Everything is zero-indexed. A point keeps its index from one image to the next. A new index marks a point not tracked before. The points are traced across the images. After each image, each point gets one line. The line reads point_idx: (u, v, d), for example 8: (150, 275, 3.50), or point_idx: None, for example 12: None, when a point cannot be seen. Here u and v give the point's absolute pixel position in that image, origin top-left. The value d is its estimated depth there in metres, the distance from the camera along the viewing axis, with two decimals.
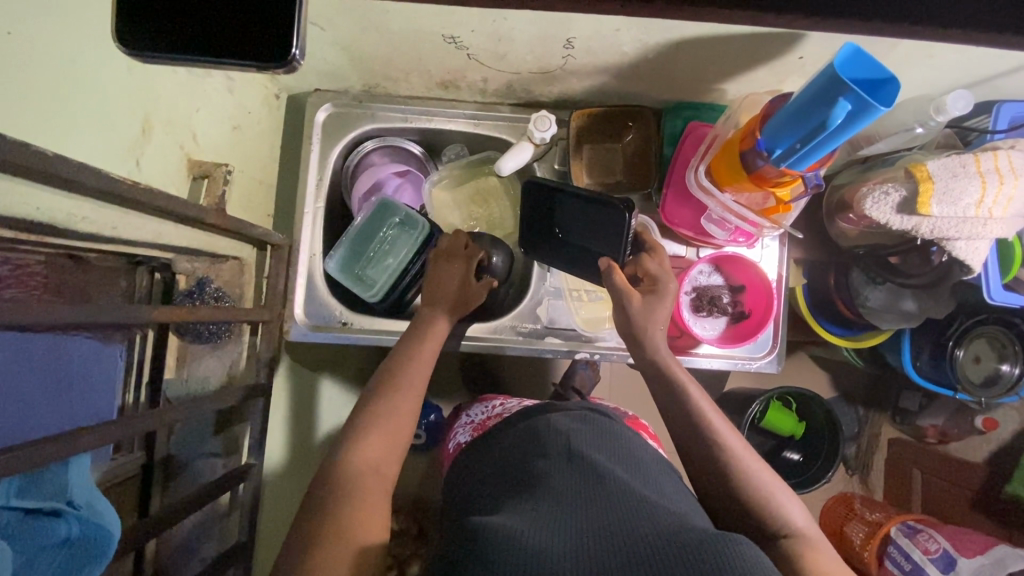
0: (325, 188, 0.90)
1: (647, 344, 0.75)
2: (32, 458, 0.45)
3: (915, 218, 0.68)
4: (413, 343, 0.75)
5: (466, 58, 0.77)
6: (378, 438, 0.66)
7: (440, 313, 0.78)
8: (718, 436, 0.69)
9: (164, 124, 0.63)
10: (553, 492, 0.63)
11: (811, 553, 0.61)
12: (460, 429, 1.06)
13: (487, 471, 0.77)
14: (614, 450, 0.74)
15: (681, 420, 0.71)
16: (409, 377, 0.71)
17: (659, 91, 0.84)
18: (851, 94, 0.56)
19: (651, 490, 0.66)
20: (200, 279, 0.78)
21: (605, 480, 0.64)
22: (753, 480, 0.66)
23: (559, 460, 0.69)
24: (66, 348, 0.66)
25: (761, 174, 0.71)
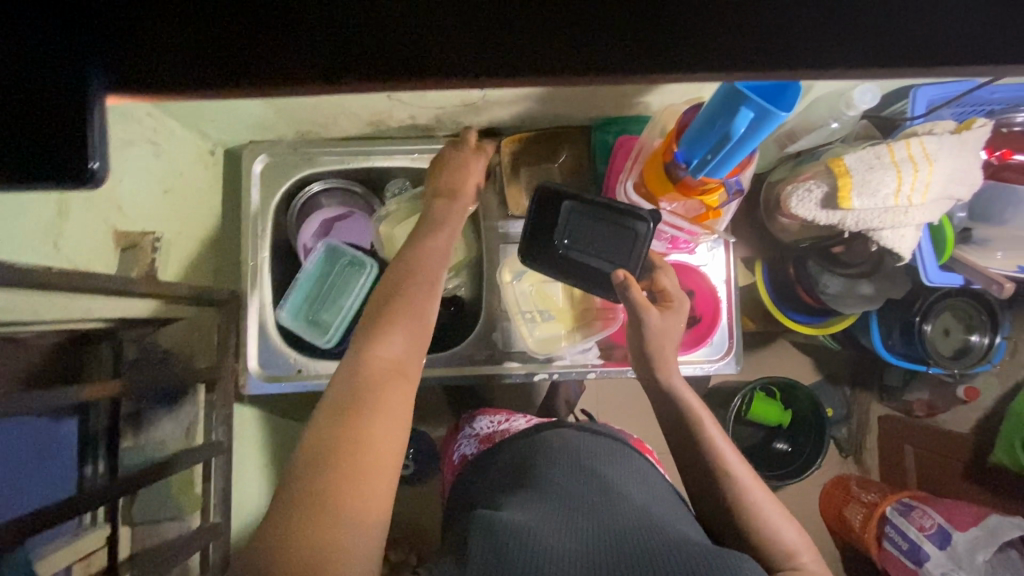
0: (269, 237, 0.90)
1: (664, 365, 0.77)
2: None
3: (839, 213, 0.69)
4: (410, 272, 0.69)
5: (387, 98, 0.78)
6: (391, 387, 0.61)
7: (438, 233, 0.73)
8: (723, 464, 0.70)
9: (84, 202, 0.63)
10: (565, 504, 0.67)
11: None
12: (464, 440, 1.04)
13: (487, 494, 0.79)
14: (623, 466, 0.77)
15: (689, 445, 0.74)
16: (406, 311, 0.66)
17: (585, 109, 0.84)
18: (751, 103, 0.56)
19: (654, 504, 0.70)
20: (147, 345, 0.78)
21: (614, 496, 0.68)
22: (754, 506, 0.67)
23: (573, 475, 0.72)
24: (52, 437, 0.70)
25: (685, 184, 0.72)
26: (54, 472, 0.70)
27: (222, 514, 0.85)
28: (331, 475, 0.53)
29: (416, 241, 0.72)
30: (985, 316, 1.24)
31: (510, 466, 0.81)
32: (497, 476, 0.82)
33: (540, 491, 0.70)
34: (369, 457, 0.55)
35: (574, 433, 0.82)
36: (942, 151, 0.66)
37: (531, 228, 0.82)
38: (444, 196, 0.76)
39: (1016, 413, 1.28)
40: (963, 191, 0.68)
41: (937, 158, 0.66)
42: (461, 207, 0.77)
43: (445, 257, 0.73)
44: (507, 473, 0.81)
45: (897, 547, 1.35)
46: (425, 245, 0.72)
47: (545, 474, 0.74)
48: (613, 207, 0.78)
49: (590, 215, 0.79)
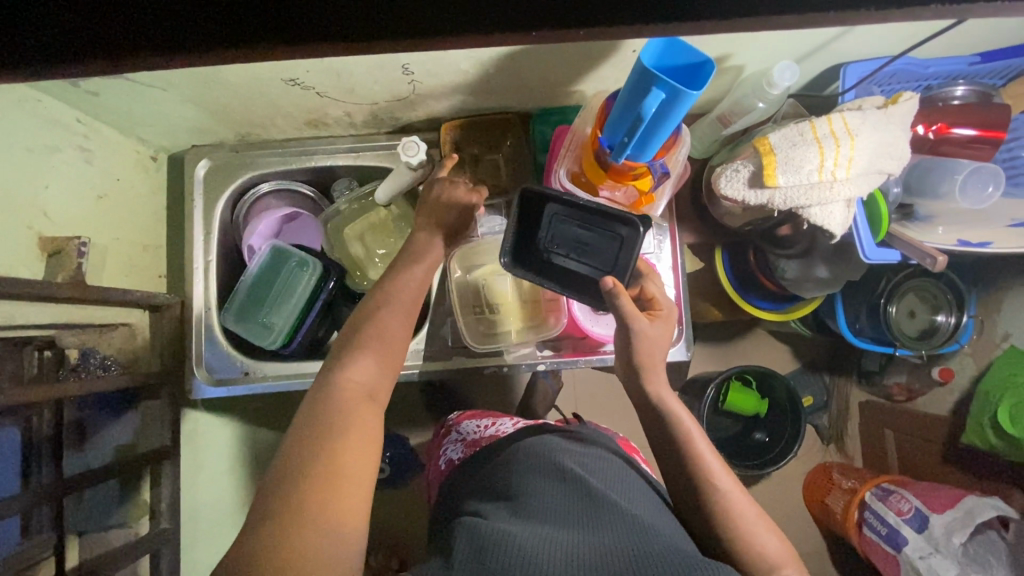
0: (215, 241, 0.90)
1: (651, 375, 0.75)
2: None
3: (766, 191, 0.68)
4: (388, 302, 0.67)
5: (318, 97, 0.78)
6: (359, 418, 0.58)
7: (422, 266, 0.70)
8: (707, 475, 0.69)
9: (3, 209, 0.63)
10: (553, 520, 0.65)
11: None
12: (450, 445, 0.98)
13: (469, 502, 0.76)
14: (610, 473, 0.74)
15: (675, 455, 0.72)
16: (372, 346, 0.63)
17: (523, 100, 0.84)
18: (662, 84, 0.56)
19: (642, 509, 0.67)
20: (87, 349, 0.78)
21: (602, 505, 0.66)
22: (733, 515, 0.67)
23: (559, 489, 0.69)
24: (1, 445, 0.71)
25: (614, 168, 0.71)
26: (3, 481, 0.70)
27: (172, 520, 0.85)
28: (302, 491, 0.51)
29: (394, 273, 0.70)
30: (951, 297, 1.22)
31: (491, 478, 0.77)
32: (480, 487, 0.78)
33: (526, 509, 0.67)
34: (335, 480, 0.53)
35: (557, 443, 0.78)
36: (864, 127, 0.66)
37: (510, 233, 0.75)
38: (424, 228, 0.73)
39: (985, 393, 1.27)
40: (891, 166, 0.68)
41: (858, 133, 0.66)
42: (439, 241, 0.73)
43: (419, 293, 0.70)
44: (488, 486, 0.76)
45: (876, 532, 1.32)
46: (410, 279, 0.69)
47: (530, 489, 0.70)
48: (600, 210, 0.73)
49: (576, 219, 0.74)
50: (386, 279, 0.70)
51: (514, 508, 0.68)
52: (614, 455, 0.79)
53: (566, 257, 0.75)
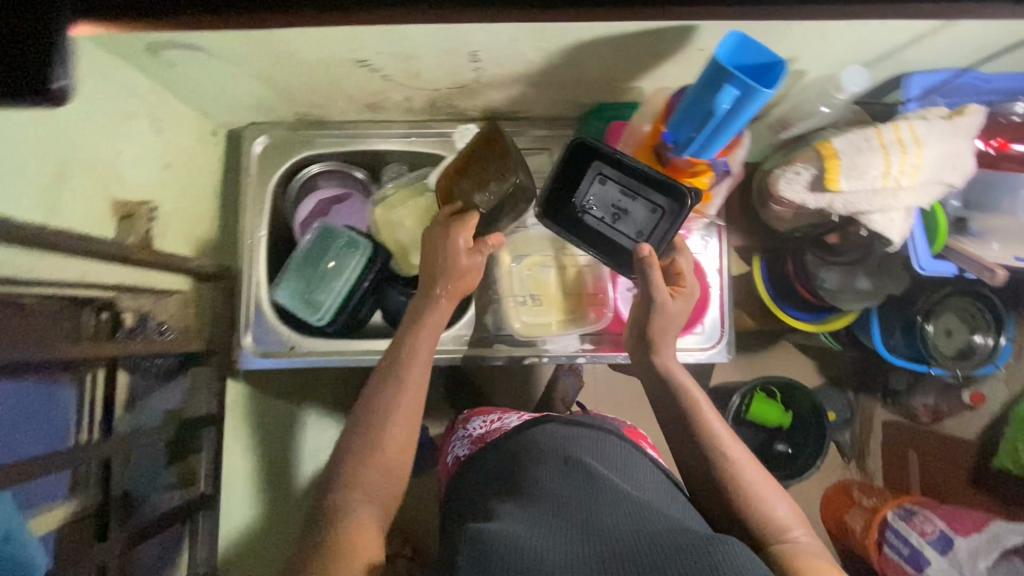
0: (267, 217, 0.92)
1: (663, 350, 0.75)
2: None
3: (827, 196, 0.68)
4: (398, 384, 0.68)
5: (382, 80, 0.79)
6: (361, 504, 0.63)
7: (427, 343, 0.71)
8: (717, 443, 0.69)
9: (83, 170, 0.65)
10: (558, 509, 0.61)
11: (799, 556, 0.61)
12: (459, 443, 0.99)
13: (474, 486, 0.75)
14: (613, 458, 0.71)
15: (683, 433, 0.72)
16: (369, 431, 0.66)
17: (581, 94, 0.85)
18: (736, 81, 0.57)
19: (650, 497, 0.65)
20: (145, 314, 0.80)
21: (608, 493, 0.63)
22: (745, 487, 0.66)
23: (560, 475, 0.66)
24: (57, 400, 0.74)
25: (674, 165, 0.72)
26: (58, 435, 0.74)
27: (214, 485, 0.87)
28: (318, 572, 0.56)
29: (409, 343, 0.71)
30: (989, 317, 1.21)
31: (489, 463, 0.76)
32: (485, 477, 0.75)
33: (526, 496, 0.65)
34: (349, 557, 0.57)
35: (555, 430, 0.74)
36: (932, 136, 0.66)
37: (550, 180, 0.76)
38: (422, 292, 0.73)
39: None
40: (954, 178, 0.68)
41: (926, 142, 0.66)
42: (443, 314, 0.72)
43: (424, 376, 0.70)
44: (490, 475, 0.74)
45: (896, 554, 1.25)
46: (417, 357, 0.70)
47: (530, 477, 0.67)
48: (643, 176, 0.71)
49: (618, 182, 0.72)
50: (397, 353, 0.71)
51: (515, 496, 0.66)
52: (616, 435, 0.75)
53: (601, 219, 0.74)
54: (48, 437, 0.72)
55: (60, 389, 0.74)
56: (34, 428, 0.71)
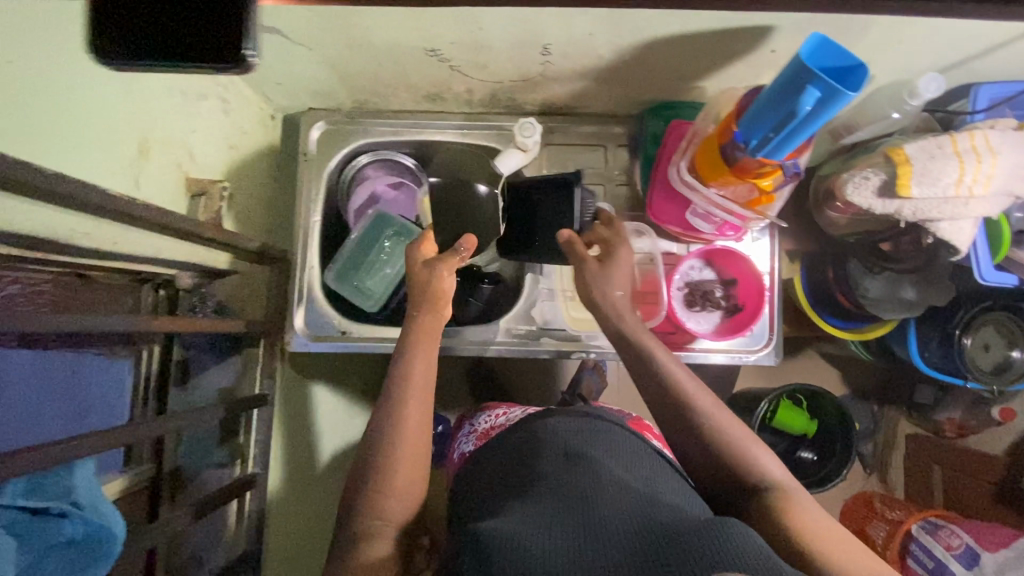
0: (321, 203, 0.92)
1: (613, 310, 0.75)
2: (60, 451, 0.47)
3: (896, 202, 0.69)
4: (397, 409, 0.67)
5: (449, 70, 0.80)
6: (381, 528, 0.63)
7: (421, 364, 0.70)
8: (689, 402, 0.66)
9: (162, 146, 0.66)
10: (552, 497, 0.55)
11: (790, 506, 0.58)
12: (465, 438, 0.98)
13: (472, 492, 0.68)
14: (614, 447, 0.65)
15: (661, 400, 0.67)
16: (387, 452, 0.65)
17: (643, 91, 0.85)
18: (819, 82, 0.57)
19: (654, 487, 0.59)
20: (204, 294, 0.83)
21: (603, 482, 0.57)
22: (731, 444, 0.64)
23: (558, 467, 0.60)
24: (81, 375, 0.71)
25: (741, 166, 0.72)
26: (89, 409, 0.72)
27: (262, 466, 0.87)
28: None
29: (402, 370, 0.69)
30: None
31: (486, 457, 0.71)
32: (487, 474, 0.69)
33: (521, 489, 0.60)
34: None
35: (554, 420, 0.69)
36: (1007, 146, 0.66)
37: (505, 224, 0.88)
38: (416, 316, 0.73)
39: None
40: None
41: (1000, 151, 0.66)
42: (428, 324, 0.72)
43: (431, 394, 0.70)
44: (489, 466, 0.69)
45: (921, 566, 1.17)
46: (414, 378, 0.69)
47: (531, 470, 0.62)
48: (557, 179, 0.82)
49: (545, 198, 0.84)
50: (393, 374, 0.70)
51: (512, 491, 0.60)
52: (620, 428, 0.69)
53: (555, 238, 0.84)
54: (76, 414, 0.70)
55: (85, 362, 0.72)
56: (62, 405, 0.68)
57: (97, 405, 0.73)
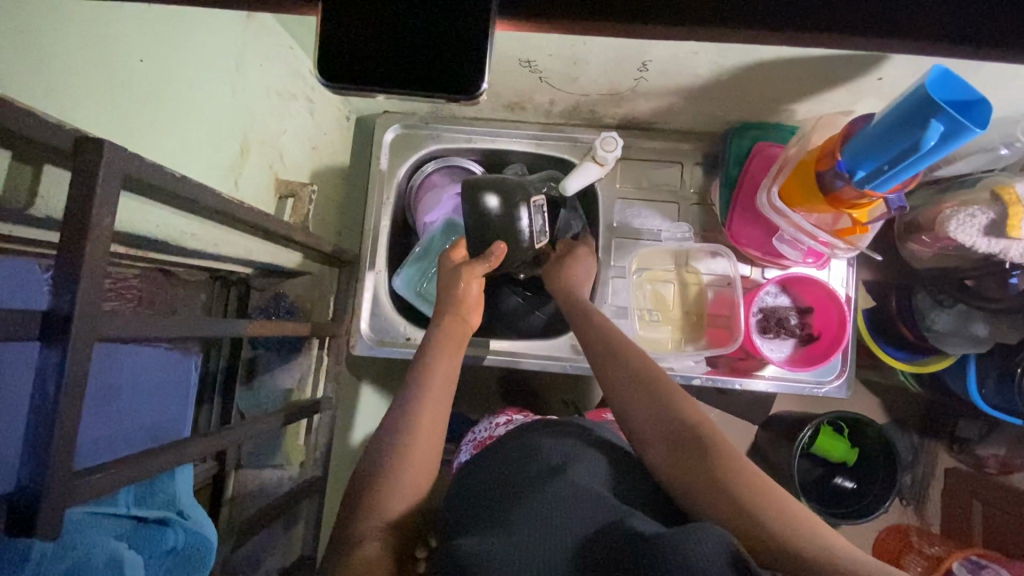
0: (391, 206, 0.91)
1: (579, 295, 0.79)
2: (174, 457, 0.47)
3: (1003, 241, 0.67)
4: (413, 409, 0.62)
5: (538, 81, 0.79)
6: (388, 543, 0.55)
7: (444, 363, 0.67)
8: (637, 356, 0.67)
9: (257, 145, 0.65)
10: (522, 507, 0.48)
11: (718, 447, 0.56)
12: (465, 446, 0.92)
13: (448, 506, 0.59)
14: (602, 464, 0.57)
15: (624, 368, 0.66)
16: (406, 460, 0.59)
17: (730, 111, 0.83)
18: (944, 116, 0.55)
19: (637, 509, 0.51)
20: (277, 294, 0.82)
21: (575, 493, 0.49)
22: (681, 408, 0.60)
23: (535, 479, 0.53)
24: (120, 361, 0.65)
25: (839, 195, 0.70)
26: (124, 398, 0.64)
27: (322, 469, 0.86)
28: None
29: (426, 365, 0.67)
30: None
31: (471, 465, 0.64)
32: (466, 483, 0.61)
33: (494, 502, 0.53)
34: None
35: (549, 433, 0.63)
36: None
37: None
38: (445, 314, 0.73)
39: None
40: None
41: None
42: (457, 322, 0.72)
43: (447, 390, 0.66)
44: (470, 475, 0.62)
45: None
46: (434, 376, 0.66)
47: (510, 481, 0.55)
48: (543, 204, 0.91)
49: None
50: (415, 372, 0.67)
51: (490, 501, 0.53)
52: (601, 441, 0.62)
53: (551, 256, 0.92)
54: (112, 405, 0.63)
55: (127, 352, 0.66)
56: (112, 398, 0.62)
57: (151, 399, 0.68)
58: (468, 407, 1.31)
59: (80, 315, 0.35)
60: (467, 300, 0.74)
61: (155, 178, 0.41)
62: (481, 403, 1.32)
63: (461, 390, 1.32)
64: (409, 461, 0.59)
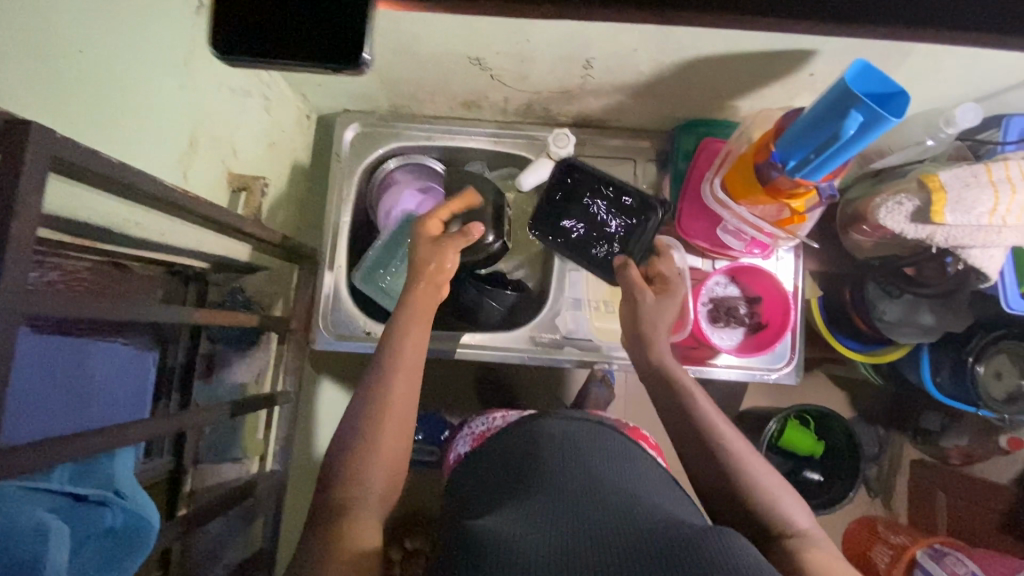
0: (351, 204, 0.92)
1: (653, 342, 0.70)
2: (119, 437, 0.48)
3: (929, 227, 0.70)
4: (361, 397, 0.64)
5: (489, 79, 0.81)
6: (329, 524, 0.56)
7: (410, 344, 0.66)
8: (715, 433, 0.62)
9: (209, 139, 0.67)
10: (544, 501, 0.50)
11: (807, 552, 0.53)
12: (461, 440, 0.91)
13: (464, 498, 0.61)
14: (618, 453, 0.60)
15: (685, 423, 0.64)
16: (350, 445, 0.60)
17: (677, 108, 0.86)
18: (863, 107, 0.57)
19: (657, 495, 0.54)
20: (235, 288, 0.84)
21: (594, 484, 0.53)
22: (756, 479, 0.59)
23: (549, 468, 0.56)
24: (89, 358, 0.67)
25: (776, 186, 0.73)
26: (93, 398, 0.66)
27: (281, 463, 0.87)
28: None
29: (393, 346, 0.66)
30: None
31: (473, 468, 0.66)
32: (483, 474, 0.63)
33: (507, 491, 0.55)
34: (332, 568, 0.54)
35: (561, 421, 0.65)
36: None
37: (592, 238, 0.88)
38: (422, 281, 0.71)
39: None
40: None
41: None
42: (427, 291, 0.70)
43: (414, 376, 0.65)
44: (480, 476, 0.63)
45: None
46: (404, 359, 0.65)
47: (525, 469, 0.57)
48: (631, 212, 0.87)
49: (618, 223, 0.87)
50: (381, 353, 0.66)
51: (503, 495, 0.54)
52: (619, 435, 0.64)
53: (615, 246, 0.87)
54: (81, 405, 0.65)
55: (95, 347, 0.68)
56: (63, 387, 0.63)
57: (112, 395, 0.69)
58: (440, 405, 1.31)
59: (4, 293, 0.36)
60: (436, 266, 0.71)
61: (91, 164, 0.43)
62: (450, 401, 1.32)
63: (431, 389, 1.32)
64: (353, 446, 0.60)
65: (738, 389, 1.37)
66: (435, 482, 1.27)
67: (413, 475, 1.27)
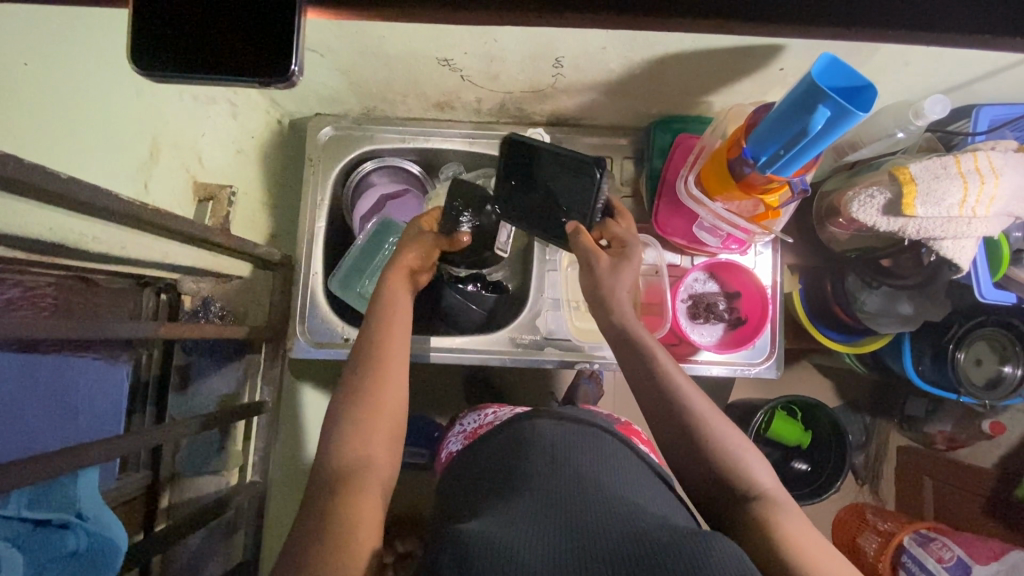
0: (326, 209, 0.91)
1: (614, 306, 0.67)
2: (82, 457, 0.48)
3: (901, 220, 0.71)
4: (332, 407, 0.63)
5: (460, 80, 0.80)
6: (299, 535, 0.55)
7: (400, 330, 0.66)
8: (683, 395, 0.61)
9: (170, 148, 0.67)
10: (532, 502, 0.50)
11: (779, 518, 0.54)
12: (452, 439, 0.90)
13: (455, 504, 0.60)
14: (607, 454, 0.59)
15: (653, 393, 0.62)
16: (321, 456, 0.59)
17: (651, 105, 0.86)
18: (829, 103, 0.57)
19: (647, 499, 0.53)
20: (206, 298, 0.81)
21: (580, 488, 0.51)
22: (724, 446, 0.59)
23: (536, 471, 0.54)
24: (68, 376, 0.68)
25: (749, 182, 0.72)
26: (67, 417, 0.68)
27: (260, 473, 0.86)
28: None
29: (379, 340, 0.65)
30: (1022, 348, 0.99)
31: (464, 472, 0.65)
32: (469, 475, 0.63)
33: (497, 493, 0.54)
34: None
35: (552, 420, 0.63)
36: (1009, 168, 0.68)
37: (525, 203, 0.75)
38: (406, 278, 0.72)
39: None
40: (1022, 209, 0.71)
41: (1003, 172, 0.68)
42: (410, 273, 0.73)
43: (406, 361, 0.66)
44: (471, 478, 0.62)
45: None
46: (388, 357, 0.64)
47: (512, 472, 0.56)
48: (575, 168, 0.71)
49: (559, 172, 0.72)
50: (364, 354, 0.64)
51: (492, 499, 0.54)
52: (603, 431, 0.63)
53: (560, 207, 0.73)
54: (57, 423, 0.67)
55: (73, 365, 0.69)
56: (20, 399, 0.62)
57: (59, 408, 0.67)
58: (427, 407, 1.30)
59: None
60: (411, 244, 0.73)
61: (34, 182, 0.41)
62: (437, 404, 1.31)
63: (418, 392, 1.31)
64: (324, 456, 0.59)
65: (725, 381, 1.38)
66: (424, 484, 1.26)
67: (402, 479, 1.25)
